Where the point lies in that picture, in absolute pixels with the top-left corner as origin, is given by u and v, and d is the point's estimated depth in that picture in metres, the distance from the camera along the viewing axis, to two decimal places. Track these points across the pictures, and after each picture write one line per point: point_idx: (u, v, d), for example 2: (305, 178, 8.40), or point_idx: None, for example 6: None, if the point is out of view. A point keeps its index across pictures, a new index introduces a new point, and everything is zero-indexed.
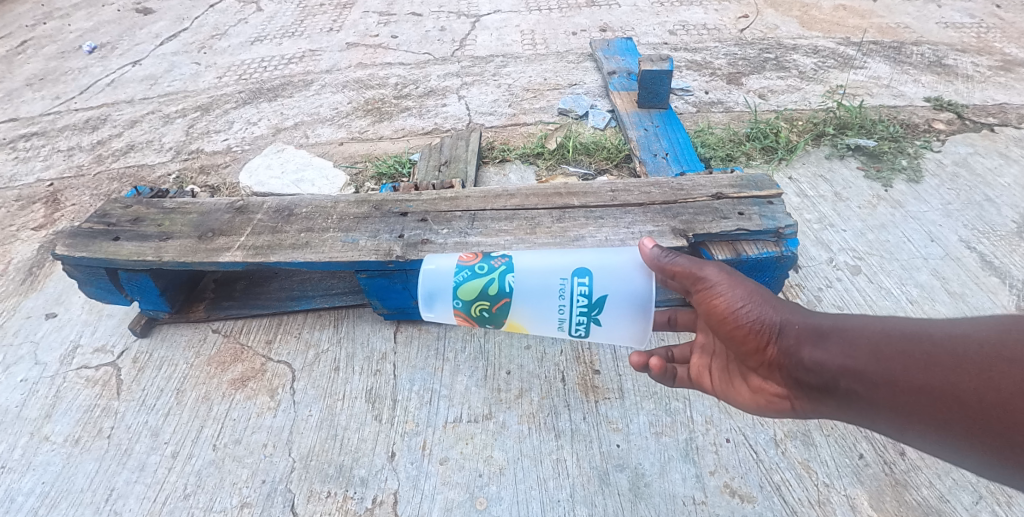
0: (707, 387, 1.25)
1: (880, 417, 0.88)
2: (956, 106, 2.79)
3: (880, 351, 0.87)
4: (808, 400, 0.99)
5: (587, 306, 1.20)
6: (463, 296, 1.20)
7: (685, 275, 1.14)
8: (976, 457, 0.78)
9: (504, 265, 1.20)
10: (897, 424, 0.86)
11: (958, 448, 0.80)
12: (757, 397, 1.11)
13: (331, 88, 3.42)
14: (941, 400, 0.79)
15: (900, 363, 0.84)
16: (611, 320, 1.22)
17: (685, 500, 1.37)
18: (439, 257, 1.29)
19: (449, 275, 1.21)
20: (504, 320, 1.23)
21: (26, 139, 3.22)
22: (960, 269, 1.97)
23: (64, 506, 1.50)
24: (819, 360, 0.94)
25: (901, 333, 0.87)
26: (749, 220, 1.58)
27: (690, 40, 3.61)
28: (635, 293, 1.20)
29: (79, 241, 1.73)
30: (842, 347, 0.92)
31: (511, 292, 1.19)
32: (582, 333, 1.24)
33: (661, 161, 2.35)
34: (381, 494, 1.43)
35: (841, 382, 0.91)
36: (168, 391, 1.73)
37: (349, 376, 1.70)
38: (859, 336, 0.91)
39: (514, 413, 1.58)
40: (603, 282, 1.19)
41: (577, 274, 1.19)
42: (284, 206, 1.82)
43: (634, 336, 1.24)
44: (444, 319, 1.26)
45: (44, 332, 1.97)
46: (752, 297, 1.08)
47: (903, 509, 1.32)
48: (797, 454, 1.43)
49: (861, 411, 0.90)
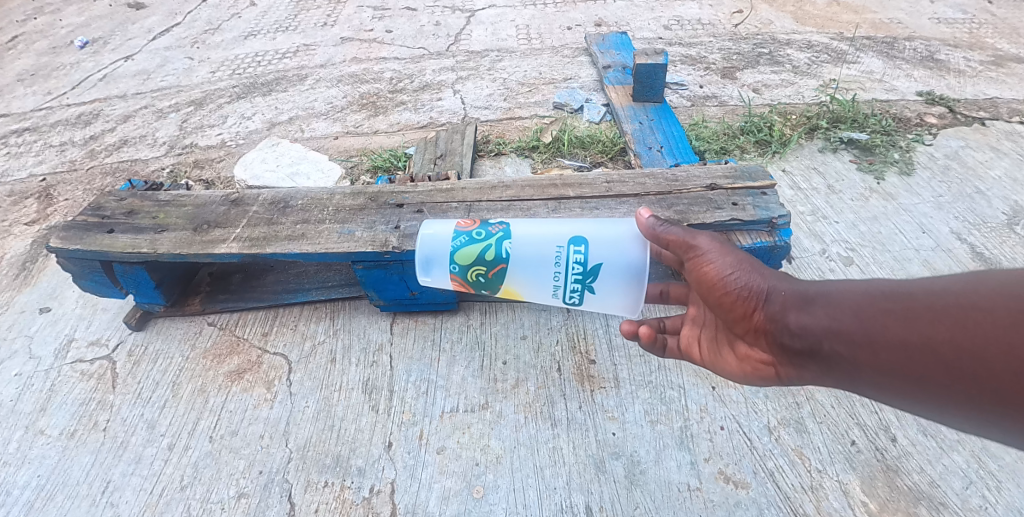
0: (697, 358, 1.26)
1: (862, 377, 0.88)
2: (948, 100, 2.81)
3: (862, 310, 0.88)
4: (792, 366, 0.99)
5: (582, 274, 1.21)
6: (460, 260, 1.23)
7: (678, 244, 1.15)
8: (954, 409, 0.79)
9: (501, 232, 1.23)
10: (877, 383, 0.86)
11: (937, 401, 0.81)
12: (743, 365, 1.11)
13: (325, 82, 3.41)
14: (921, 355, 0.80)
15: (881, 320, 0.85)
16: (605, 288, 1.23)
17: (680, 486, 1.39)
18: (437, 224, 1.31)
19: (446, 241, 1.24)
20: (500, 286, 1.26)
21: (17, 135, 3.20)
22: (950, 260, 1.99)
23: (60, 499, 1.50)
24: (804, 323, 0.94)
25: (881, 293, 0.88)
26: (742, 210, 1.60)
27: (685, 35, 3.62)
28: (630, 262, 1.22)
29: (73, 233, 1.73)
30: (825, 309, 0.92)
31: (508, 258, 1.22)
32: (576, 301, 1.25)
33: (656, 154, 2.36)
34: (379, 484, 1.44)
35: (825, 344, 0.90)
36: (164, 384, 1.72)
37: (346, 367, 1.71)
38: (841, 297, 0.92)
39: (511, 403, 1.58)
40: (598, 251, 1.21)
41: (573, 242, 1.21)
42: (280, 198, 1.82)
43: (627, 305, 1.25)
44: (441, 285, 1.29)
45: (37, 327, 1.96)
46: (741, 265, 1.07)
47: (894, 495, 1.34)
48: (790, 442, 1.45)
49: (843, 372, 0.90)
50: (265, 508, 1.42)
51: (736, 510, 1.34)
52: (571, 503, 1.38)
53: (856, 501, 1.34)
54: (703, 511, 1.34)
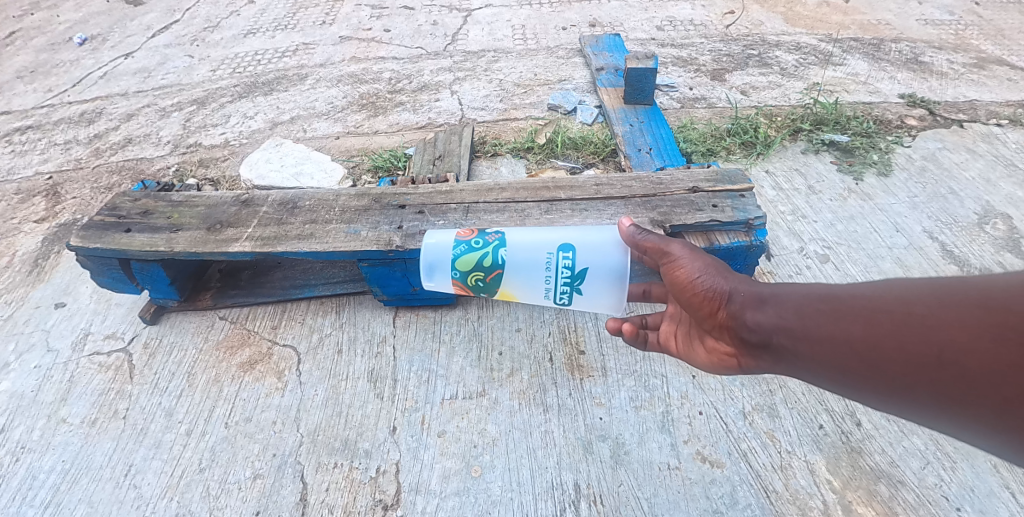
0: (673, 350, 1.37)
1: (803, 368, 0.98)
2: (929, 103, 2.93)
3: (802, 310, 0.98)
4: (749, 358, 1.09)
5: (570, 277, 1.34)
6: (461, 267, 1.35)
7: (654, 250, 1.27)
8: (875, 398, 0.89)
9: (497, 240, 1.34)
10: (816, 373, 0.96)
11: (862, 391, 0.91)
12: (711, 357, 1.22)
13: (325, 82, 3.49)
14: (848, 349, 0.90)
15: (816, 319, 0.95)
16: (591, 289, 1.35)
17: (661, 466, 1.51)
18: (439, 233, 1.43)
19: (448, 248, 1.35)
20: (497, 289, 1.38)
21: (22, 133, 3.27)
22: (921, 257, 2.11)
23: (85, 482, 1.60)
24: (755, 321, 1.04)
25: (819, 295, 0.98)
26: (721, 212, 1.71)
27: (677, 36, 3.72)
28: (614, 266, 1.34)
29: (92, 233, 1.82)
30: (774, 308, 1.02)
31: (503, 264, 1.34)
32: (566, 302, 1.38)
33: (645, 156, 2.47)
34: (384, 465, 1.55)
35: (774, 339, 1.00)
36: (179, 375, 1.83)
37: (352, 358, 1.82)
38: (787, 298, 1.02)
39: (506, 390, 1.70)
40: (584, 257, 1.33)
41: (562, 248, 1.33)
42: (288, 199, 1.92)
43: (612, 305, 1.38)
44: (443, 289, 1.41)
45: (54, 321, 2.05)
46: (708, 269, 1.19)
47: (856, 474, 1.47)
48: (763, 425, 1.57)
49: (789, 363, 1.00)
50: (279, 487, 1.53)
51: (712, 487, 1.46)
52: (561, 481, 1.50)
53: (822, 479, 1.46)
54: (682, 488, 1.46)
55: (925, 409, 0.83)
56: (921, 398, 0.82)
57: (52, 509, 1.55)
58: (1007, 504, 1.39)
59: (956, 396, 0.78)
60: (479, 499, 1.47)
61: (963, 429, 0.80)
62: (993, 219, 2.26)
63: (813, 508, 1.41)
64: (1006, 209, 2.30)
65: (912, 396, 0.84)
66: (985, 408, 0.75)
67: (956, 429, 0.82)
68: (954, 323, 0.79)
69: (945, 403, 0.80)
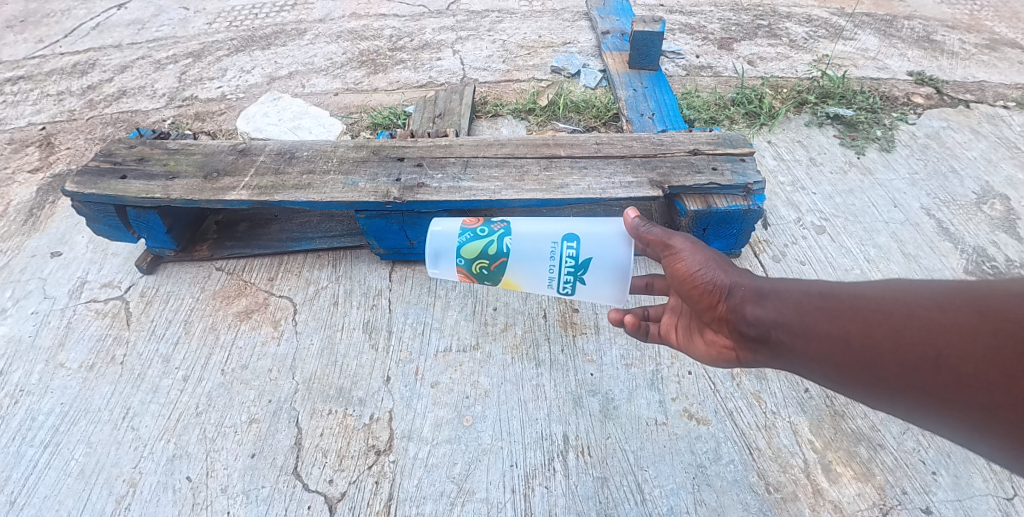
0: (674, 342, 1.38)
1: (801, 364, 0.98)
2: (937, 81, 2.89)
3: (801, 307, 0.98)
4: (748, 351, 1.09)
5: (574, 267, 1.36)
6: (466, 254, 1.38)
7: (656, 242, 1.27)
8: (872, 397, 0.90)
9: (502, 229, 1.37)
10: (816, 369, 0.96)
11: (857, 389, 0.91)
12: (710, 349, 1.22)
13: (324, 37, 3.42)
14: (847, 349, 0.90)
15: (815, 315, 0.95)
16: (595, 279, 1.38)
17: (649, 421, 1.55)
18: (444, 219, 1.45)
19: (454, 236, 1.38)
20: (501, 277, 1.41)
21: (14, 83, 3.20)
22: (917, 233, 2.12)
23: (84, 423, 1.62)
24: (757, 316, 1.04)
25: (818, 292, 0.98)
26: (720, 175, 1.71)
27: (686, 4, 3.64)
28: (618, 258, 1.36)
29: (88, 179, 1.81)
30: (774, 303, 1.02)
31: (508, 252, 1.36)
32: (569, 291, 1.41)
33: (647, 120, 2.45)
34: (377, 412, 1.58)
35: (772, 334, 1.01)
36: (176, 322, 1.84)
37: (347, 309, 1.84)
38: (787, 294, 1.02)
39: (499, 345, 1.73)
40: (588, 247, 1.35)
41: (567, 238, 1.35)
42: (286, 150, 1.91)
43: (614, 296, 1.41)
44: (448, 275, 1.44)
45: (50, 269, 2.05)
46: (709, 262, 1.18)
47: (838, 435, 1.51)
48: (750, 387, 1.60)
49: (788, 360, 1.01)
50: (275, 431, 1.56)
51: (697, 443, 1.50)
52: (550, 432, 1.53)
53: (804, 439, 1.50)
54: (667, 442, 1.51)
55: (921, 411, 0.84)
56: (917, 399, 0.83)
57: (52, 450, 1.57)
58: (981, 470, 1.43)
59: (951, 401, 0.79)
60: (470, 447, 1.51)
61: (960, 432, 0.81)
62: (991, 200, 2.25)
63: (794, 466, 1.46)
64: (1005, 190, 2.30)
65: (906, 394, 0.84)
66: (978, 412, 0.76)
67: (949, 431, 0.82)
68: (952, 327, 0.79)
69: (939, 405, 0.81)
